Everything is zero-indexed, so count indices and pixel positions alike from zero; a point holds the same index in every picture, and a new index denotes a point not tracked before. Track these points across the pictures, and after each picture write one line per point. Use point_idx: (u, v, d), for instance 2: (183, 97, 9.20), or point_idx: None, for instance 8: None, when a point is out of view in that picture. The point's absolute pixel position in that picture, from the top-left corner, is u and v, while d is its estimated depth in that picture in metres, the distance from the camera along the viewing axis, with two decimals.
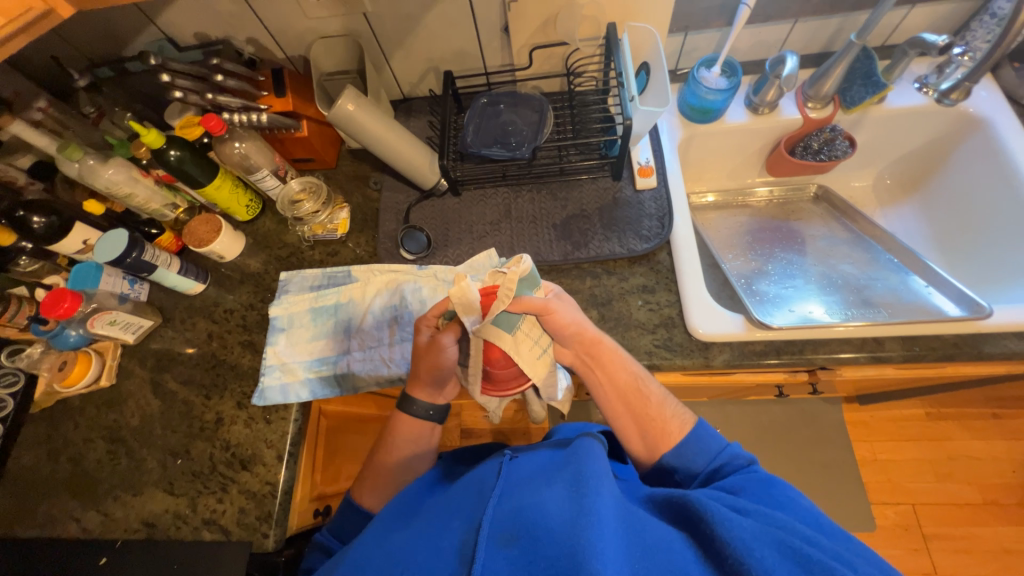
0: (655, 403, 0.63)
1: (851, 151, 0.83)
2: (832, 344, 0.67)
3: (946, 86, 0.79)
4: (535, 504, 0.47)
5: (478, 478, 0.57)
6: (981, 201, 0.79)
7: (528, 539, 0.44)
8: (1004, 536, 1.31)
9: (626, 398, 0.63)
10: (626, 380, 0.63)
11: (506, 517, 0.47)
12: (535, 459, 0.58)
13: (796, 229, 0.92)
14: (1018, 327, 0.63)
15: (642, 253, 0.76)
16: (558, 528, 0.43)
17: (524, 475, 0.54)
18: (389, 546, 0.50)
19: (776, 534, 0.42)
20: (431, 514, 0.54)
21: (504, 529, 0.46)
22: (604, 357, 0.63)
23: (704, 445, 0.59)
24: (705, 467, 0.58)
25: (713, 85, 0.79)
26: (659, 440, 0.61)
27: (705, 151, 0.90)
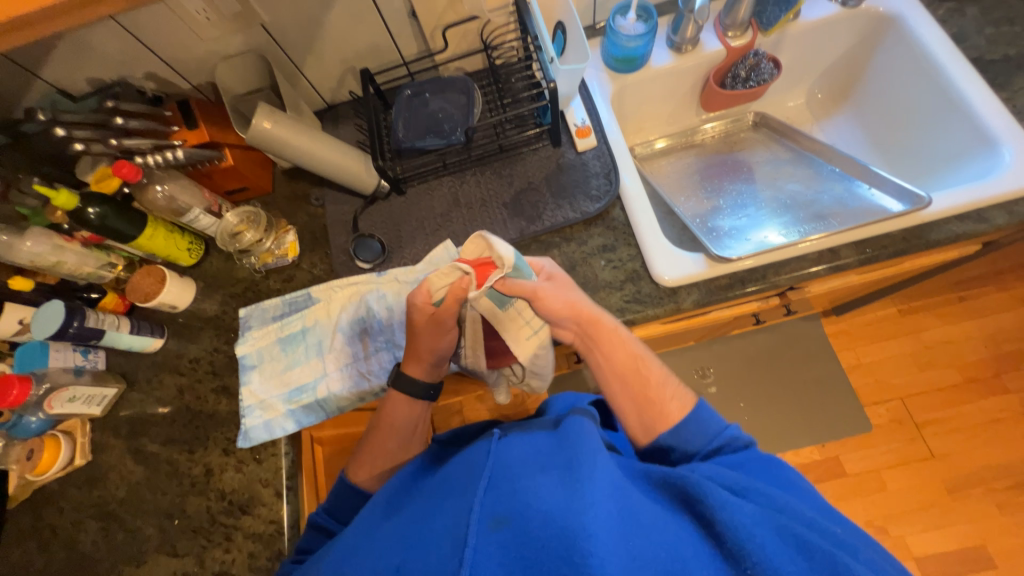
0: (655, 382, 0.63)
1: (777, 72, 0.83)
2: (792, 263, 0.68)
3: None
4: (529, 488, 0.48)
5: (469, 458, 0.56)
6: (906, 102, 0.82)
7: (522, 522, 0.45)
8: (988, 407, 1.38)
9: (627, 379, 0.63)
10: (625, 357, 0.63)
11: (500, 499, 0.47)
12: (527, 438, 0.58)
13: (741, 159, 0.93)
14: (956, 212, 0.66)
15: (595, 214, 0.76)
16: (553, 512, 0.44)
17: (516, 456, 0.54)
18: (378, 539, 0.50)
19: (774, 522, 0.45)
20: (425, 497, 0.54)
21: (495, 512, 0.46)
22: (603, 338, 0.63)
23: (703, 427, 0.59)
24: (701, 447, 0.58)
25: (632, 32, 0.78)
26: (657, 419, 0.60)
27: (640, 99, 0.90)
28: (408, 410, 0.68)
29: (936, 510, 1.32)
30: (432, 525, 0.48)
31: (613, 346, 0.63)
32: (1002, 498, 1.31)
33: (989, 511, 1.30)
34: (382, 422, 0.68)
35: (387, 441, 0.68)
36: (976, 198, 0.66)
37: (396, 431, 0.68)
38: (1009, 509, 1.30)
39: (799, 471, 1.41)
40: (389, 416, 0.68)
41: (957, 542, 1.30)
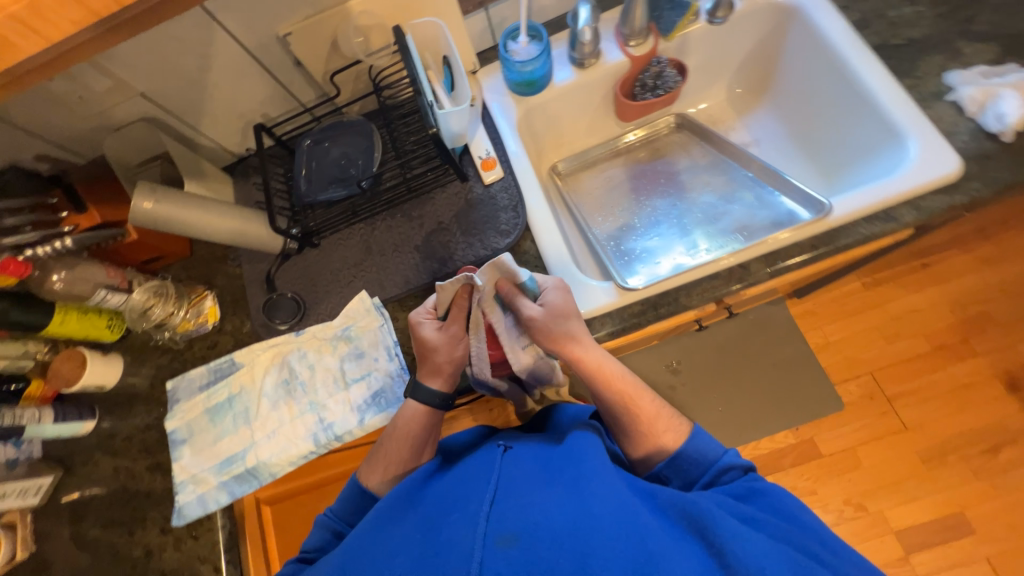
0: (647, 416, 0.62)
1: (682, 79, 0.81)
2: (703, 284, 0.67)
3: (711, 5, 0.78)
4: (538, 505, 0.49)
5: (476, 468, 0.58)
6: (818, 95, 0.79)
7: (531, 536, 0.45)
8: (958, 373, 1.37)
9: (620, 413, 0.63)
10: (615, 395, 0.63)
11: (507, 515, 0.48)
12: (530, 452, 0.60)
13: (664, 167, 0.91)
14: (862, 213, 0.64)
15: (505, 249, 0.74)
16: (562, 531, 0.45)
17: (523, 471, 0.56)
18: (384, 546, 0.51)
19: (789, 557, 0.45)
20: (428, 504, 0.55)
21: (504, 529, 0.46)
22: (590, 376, 0.62)
23: (701, 457, 0.59)
24: (700, 475, 0.59)
25: (525, 56, 0.75)
26: (651, 452, 0.61)
27: (551, 117, 0.87)
28: (425, 418, 0.66)
29: (913, 482, 1.32)
30: (436, 535, 0.49)
31: (600, 383, 0.62)
32: (977, 464, 1.31)
33: (964, 477, 1.30)
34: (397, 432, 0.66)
35: (400, 447, 0.65)
36: (881, 197, 0.64)
37: (410, 434, 0.65)
38: (985, 474, 1.30)
39: (775, 456, 1.41)
40: (406, 422, 0.66)
41: (934, 512, 1.30)
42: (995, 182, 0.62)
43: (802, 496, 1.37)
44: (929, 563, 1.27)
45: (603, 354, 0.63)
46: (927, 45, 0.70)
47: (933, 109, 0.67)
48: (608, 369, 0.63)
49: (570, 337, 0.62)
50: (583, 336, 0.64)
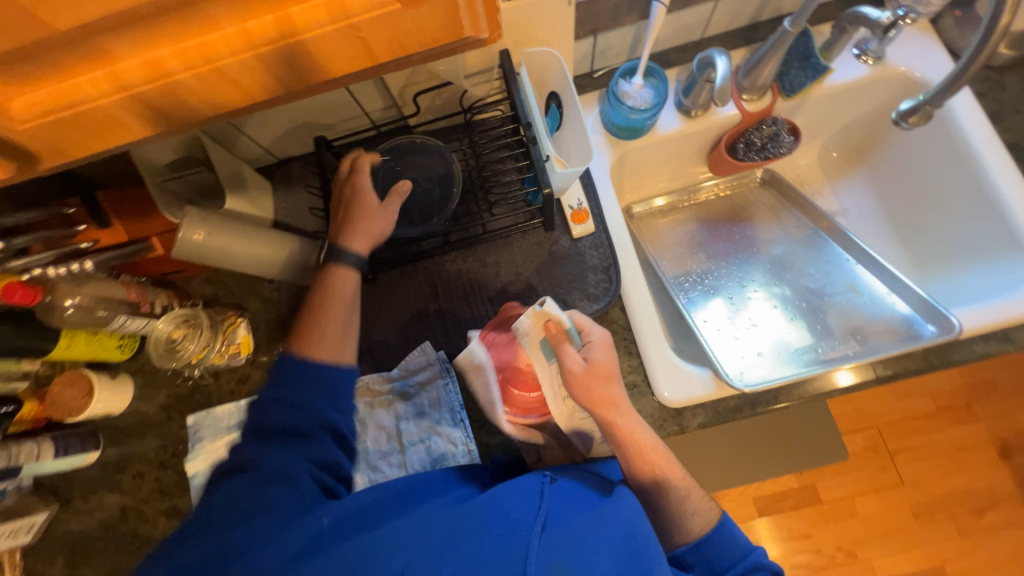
0: (676, 491, 0.59)
1: (796, 145, 0.74)
2: (805, 383, 0.63)
3: (906, 107, 0.61)
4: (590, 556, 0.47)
5: (521, 485, 0.53)
6: (928, 182, 0.75)
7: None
8: (957, 434, 1.43)
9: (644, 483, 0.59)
10: (644, 466, 0.58)
11: (558, 549, 0.46)
12: (580, 487, 0.55)
13: (750, 232, 0.85)
14: (984, 331, 0.61)
15: (594, 316, 0.67)
16: None
17: (571, 505, 0.52)
18: (420, 537, 0.46)
19: None
20: (473, 505, 0.50)
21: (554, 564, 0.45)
22: (622, 445, 0.57)
23: (727, 550, 0.58)
24: (726, 568, 0.58)
25: (638, 101, 0.67)
26: (676, 534, 0.60)
27: (642, 162, 0.79)
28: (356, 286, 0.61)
29: (901, 534, 1.39)
30: (481, 550, 0.45)
31: (632, 452, 0.57)
32: (963, 522, 1.38)
33: (949, 533, 1.38)
34: (322, 291, 0.59)
35: (335, 313, 0.58)
36: (1005, 317, 0.61)
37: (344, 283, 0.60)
38: (968, 532, 1.38)
39: (777, 498, 1.45)
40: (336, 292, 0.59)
41: (917, 563, 1.37)
42: None
43: (797, 538, 1.42)
44: None
45: (637, 423, 0.57)
46: None
47: None
48: (639, 436, 0.58)
49: (611, 402, 0.57)
50: (619, 402, 0.58)
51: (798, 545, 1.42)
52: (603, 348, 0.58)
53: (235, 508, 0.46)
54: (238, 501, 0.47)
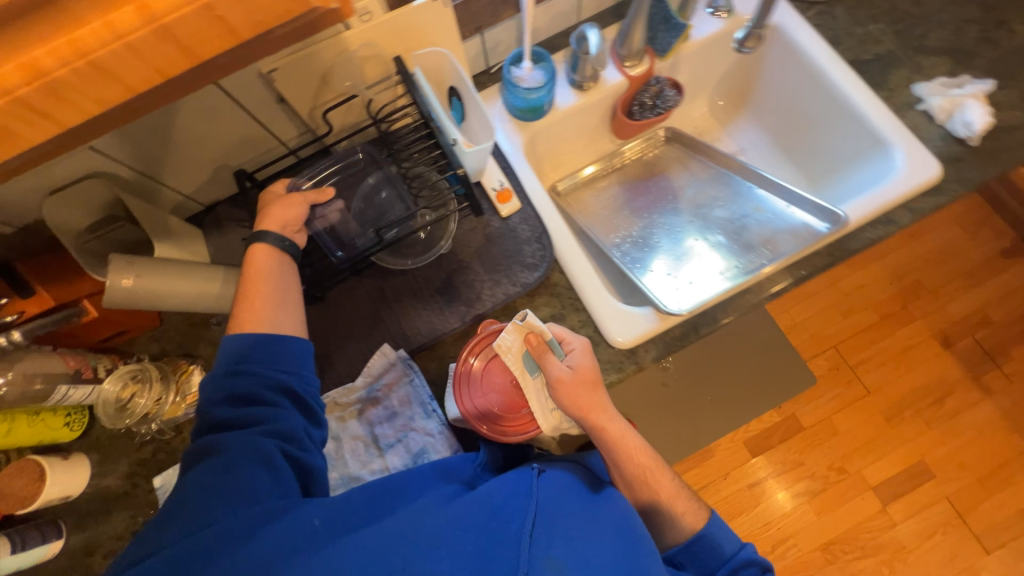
0: (664, 494, 0.63)
1: (680, 97, 0.82)
2: (735, 299, 0.69)
3: (741, 35, 0.77)
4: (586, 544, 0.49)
5: (512, 484, 0.54)
6: (801, 108, 0.85)
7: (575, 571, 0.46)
8: (903, 337, 1.55)
9: (634, 482, 0.64)
10: (633, 467, 0.63)
11: (553, 543, 0.48)
12: (571, 481, 0.58)
13: (665, 184, 0.93)
14: (870, 217, 0.69)
15: (536, 284, 0.71)
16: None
17: (565, 499, 0.54)
18: (423, 534, 0.46)
19: None
20: (471, 500, 0.51)
21: (553, 554, 0.47)
22: (610, 444, 0.62)
23: (719, 550, 0.61)
24: (717, 566, 0.61)
25: (531, 83, 0.73)
26: (670, 531, 0.64)
27: (553, 140, 0.86)
28: (275, 260, 0.61)
29: (880, 441, 1.48)
30: (481, 541, 0.46)
31: (622, 453, 0.62)
32: (929, 415, 1.48)
33: (920, 429, 1.47)
34: (246, 269, 0.60)
35: (262, 288, 0.59)
36: (883, 203, 0.69)
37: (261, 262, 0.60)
38: (936, 424, 1.48)
39: (763, 434, 1.51)
40: (257, 273, 0.60)
41: (901, 464, 1.45)
42: (968, 181, 0.70)
43: (791, 468, 1.48)
44: (903, 512, 1.42)
45: (625, 427, 0.62)
46: (892, 60, 0.77)
47: (907, 117, 0.74)
48: (629, 440, 0.63)
49: (598, 405, 0.60)
50: (604, 406, 0.62)
51: (793, 475, 1.47)
52: (584, 353, 0.62)
53: (214, 501, 0.46)
54: (214, 501, 0.46)
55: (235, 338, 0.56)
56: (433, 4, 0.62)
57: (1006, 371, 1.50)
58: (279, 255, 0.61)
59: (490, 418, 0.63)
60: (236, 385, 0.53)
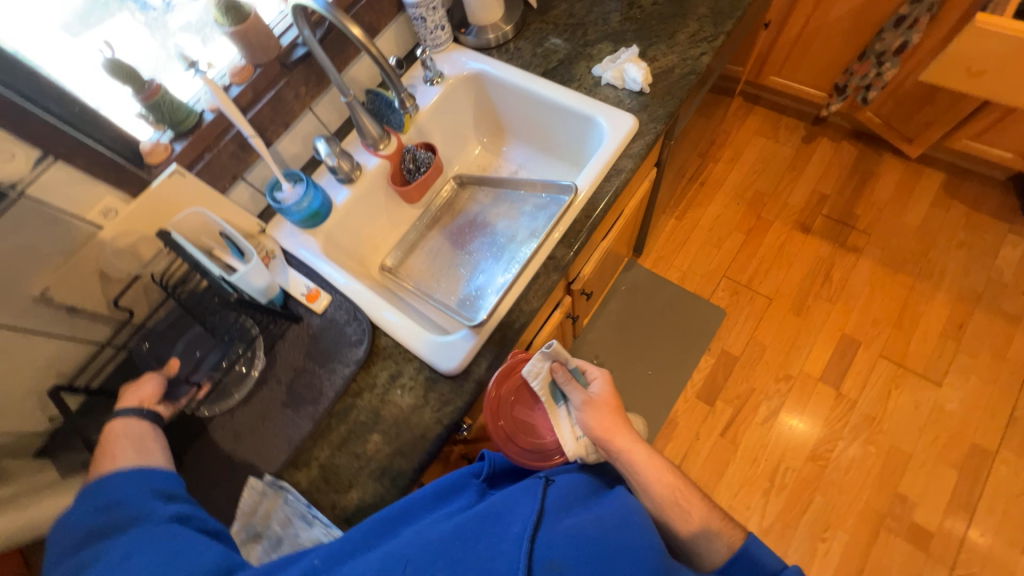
0: (697, 515, 0.63)
1: (433, 153, 0.97)
2: (533, 287, 0.77)
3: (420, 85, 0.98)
4: (585, 535, 0.49)
5: (520, 494, 0.56)
6: (534, 119, 1.01)
7: (579, 564, 0.46)
8: (771, 240, 1.71)
9: (667, 506, 0.63)
10: (662, 490, 0.63)
11: (555, 543, 0.47)
12: (580, 484, 0.60)
13: (463, 220, 1.03)
14: (600, 176, 0.82)
15: (365, 356, 0.77)
16: (615, 566, 0.47)
17: (566, 503, 0.55)
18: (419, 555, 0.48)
19: None
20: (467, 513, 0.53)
21: (552, 556, 0.46)
22: (635, 469, 0.64)
23: (757, 563, 0.59)
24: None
25: (295, 197, 0.84)
26: (703, 549, 0.62)
27: (353, 231, 0.96)
28: (143, 425, 0.65)
29: (803, 335, 1.56)
30: (474, 547, 0.48)
31: (651, 474, 0.64)
32: (827, 293, 1.60)
33: (827, 308, 1.58)
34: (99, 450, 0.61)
35: (115, 456, 0.60)
36: (603, 162, 0.83)
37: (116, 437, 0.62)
38: (837, 297, 1.59)
39: (710, 380, 1.57)
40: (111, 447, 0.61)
41: (831, 346, 1.54)
42: (661, 117, 0.85)
43: (749, 398, 1.52)
44: (857, 386, 1.48)
45: (650, 451, 0.65)
46: (571, 60, 0.95)
47: (600, 93, 0.90)
48: (656, 461, 0.65)
49: (623, 427, 0.66)
50: (628, 429, 0.66)
51: (754, 403, 1.51)
52: (605, 381, 0.70)
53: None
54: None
55: (93, 482, 0.57)
56: (172, 179, 0.73)
57: (862, 228, 1.66)
58: (143, 424, 0.65)
59: (530, 448, 0.70)
60: (93, 503, 0.55)
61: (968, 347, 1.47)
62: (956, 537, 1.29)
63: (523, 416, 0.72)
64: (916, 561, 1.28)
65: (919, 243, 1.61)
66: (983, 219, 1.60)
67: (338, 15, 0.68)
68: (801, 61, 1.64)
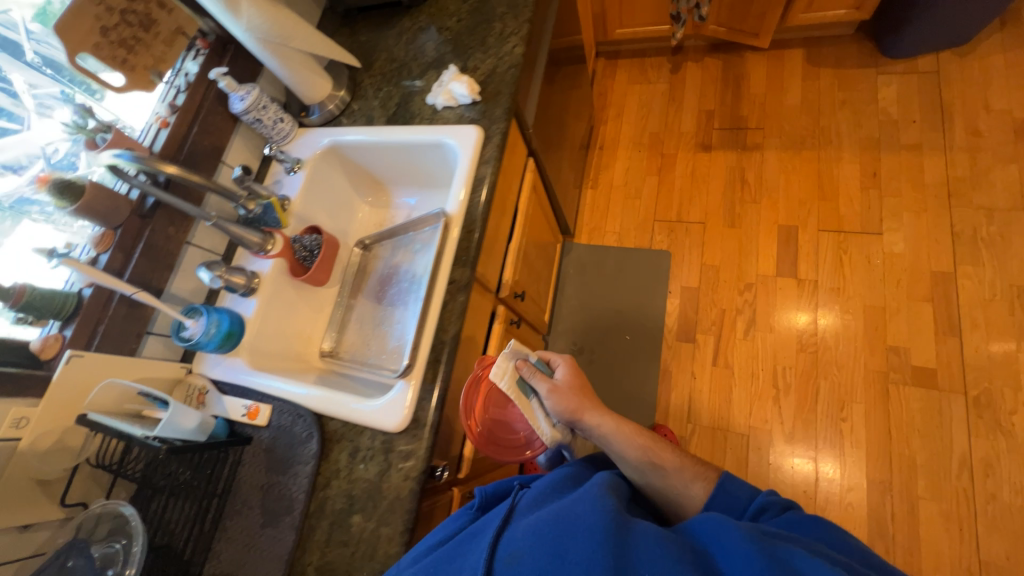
0: (673, 468, 0.65)
1: (319, 234, 0.99)
2: (446, 315, 0.79)
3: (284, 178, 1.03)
4: (541, 523, 0.53)
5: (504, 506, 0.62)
6: (401, 164, 1.04)
7: (533, 554, 0.51)
8: (682, 170, 1.77)
9: (645, 466, 0.66)
10: (638, 450, 0.67)
11: (516, 537, 0.53)
12: (551, 483, 0.63)
13: (377, 279, 1.05)
14: (466, 192, 0.86)
15: (319, 449, 0.77)
16: (562, 541, 0.50)
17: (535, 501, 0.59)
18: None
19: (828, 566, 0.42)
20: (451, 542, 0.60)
21: (512, 549, 0.52)
22: (609, 438, 0.70)
23: (732, 501, 0.59)
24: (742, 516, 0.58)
25: (200, 328, 0.85)
26: (685, 497, 0.64)
27: (278, 333, 0.98)
28: None
29: (745, 241, 1.61)
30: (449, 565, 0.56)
31: (624, 438, 0.69)
32: (751, 195, 1.65)
33: (756, 209, 1.63)
34: None
35: None
36: (463, 180, 0.87)
37: None
38: (759, 196, 1.65)
39: (684, 319, 1.59)
40: None
41: (774, 240, 1.58)
42: (500, 117, 0.90)
43: (724, 320, 1.54)
44: (811, 267, 1.52)
45: (617, 420, 0.71)
46: (407, 99, 1.00)
47: (441, 117, 0.95)
48: (625, 427, 0.70)
49: (588, 403, 0.74)
50: (593, 404, 0.74)
51: (730, 322, 1.53)
52: (568, 367, 0.79)
53: None
54: None
55: None
56: (72, 364, 0.74)
57: (754, 126, 1.74)
58: None
59: (502, 442, 0.79)
60: None
61: (890, 189, 1.52)
62: (956, 362, 1.31)
63: (498, 418, 0.80)
64: (932, 401, 1.30)
65: (808, 118, 1.68)
66: (851, 73, 1.68)
67: (146, 159, 0.73)
68: (634, 7, 1.74)
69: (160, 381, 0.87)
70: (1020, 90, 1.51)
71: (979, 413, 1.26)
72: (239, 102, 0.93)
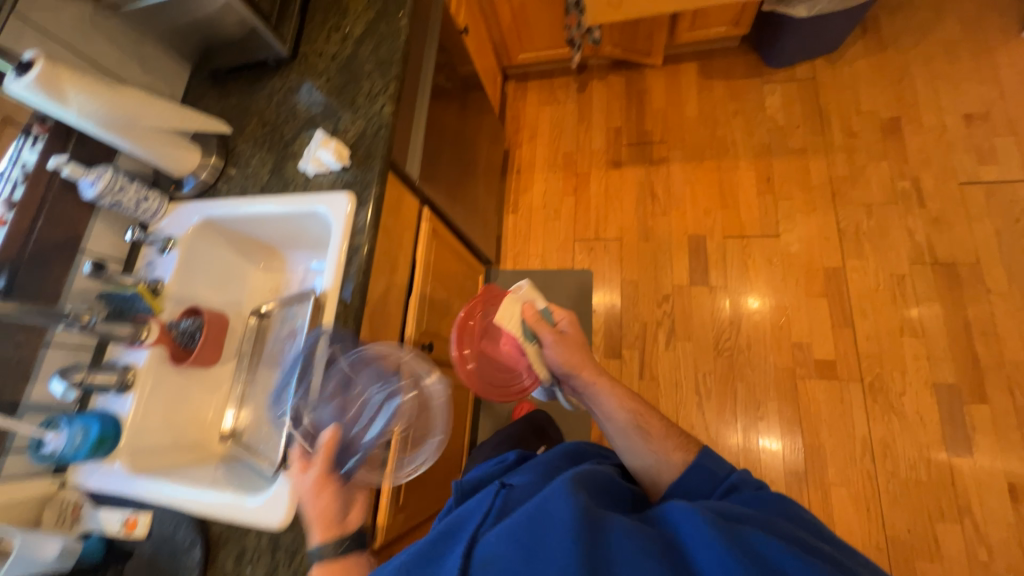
0: (657, 435, 0.72)
1: (198, 315, 0.93)
2: (327, 398, 0.78)
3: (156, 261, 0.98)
4: (515, 526, 0.49)
5: (476, 503, 0.58)
6: (283, 229, 1.00)
7: (509, 559, 0.46)
8: (595, 189, 1.81)
9: (628, 432, 0.73)
10: (625, 419, 0.74)
11: (491, 541, 0.49)
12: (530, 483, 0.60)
13: (271, 351, 0.99)
14: (341, 266, 0.85)
15: (202, 557, 0.74)
16: (536, 547, 0.46)
17: None
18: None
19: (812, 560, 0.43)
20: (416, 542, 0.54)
21: (485, 555, 0.47)
22: (599, 399, 0.77)
23: (708, 477, 0.63)
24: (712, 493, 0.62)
25: (62, 443, 0.80)
26: (664, 465, 0.69)
27: (165, 426, 0.91)
28: None
29: (659, 254, 1.67)
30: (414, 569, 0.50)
31: (612, 401, 0.76)
32: (661, 208, 1.72)
33: (666, 221, 1.70)
34: None
35: None
36: (337, 254, 0.85)
37: None
38: (668, 208, 1.71)
39: (609, 335, 1.62)
40: None
41: (685, 251, 1.65)
42: (370, 183, 0.89)
43: (646, 333, 1.59)
44: (720, 273, 1.59)
45: (611, 386, 0.78)
46: (280, 168, 0.98)
47: (314, 186, 0.93)
48: (616, 391, 0.77)
49: (587, 359, 0.80)
50: (593, 363, 0.80)
51: (652, 334, 1.58)
52: (571, 322, 0.87)
53: None
54: None
55: None
56: None
57: (658, 140, 1.80)
58: None
59: (486, 381, 0.89)
60: None
61: (782, 192, 1.62)
62: (851, 351, 1.41)
63: (488, 356, 0.90)
64: (836, 391, 1.39)
65: (706, 129, 1.76)
66: (740, 84, 1.78)
67: None
68: (531, 33, 1.77)
69: (23, 504, 0.80)
70: (885, 91, 1.64)
71: (875, 398, 1.36)
72: (90, 187, 0.86)
